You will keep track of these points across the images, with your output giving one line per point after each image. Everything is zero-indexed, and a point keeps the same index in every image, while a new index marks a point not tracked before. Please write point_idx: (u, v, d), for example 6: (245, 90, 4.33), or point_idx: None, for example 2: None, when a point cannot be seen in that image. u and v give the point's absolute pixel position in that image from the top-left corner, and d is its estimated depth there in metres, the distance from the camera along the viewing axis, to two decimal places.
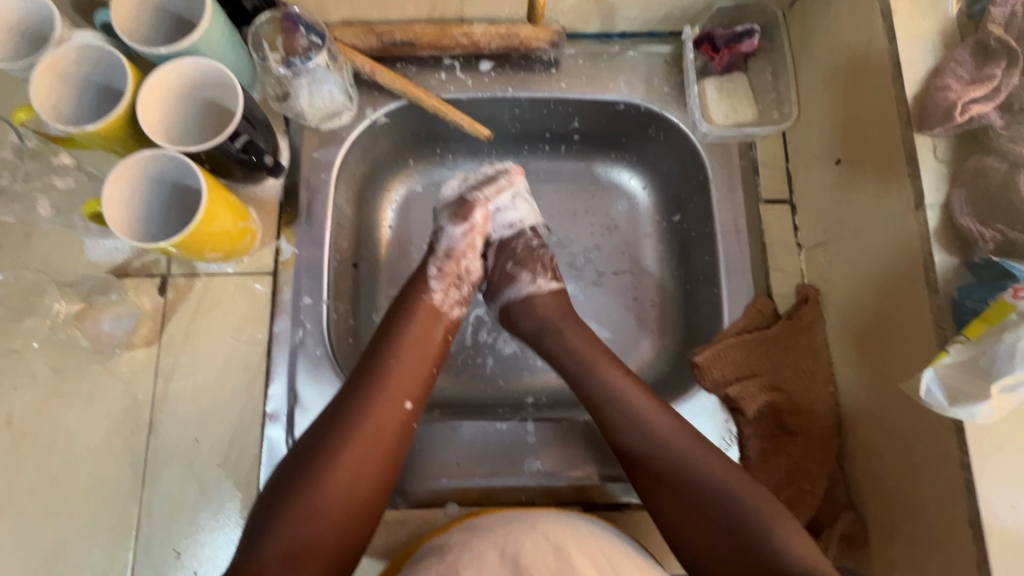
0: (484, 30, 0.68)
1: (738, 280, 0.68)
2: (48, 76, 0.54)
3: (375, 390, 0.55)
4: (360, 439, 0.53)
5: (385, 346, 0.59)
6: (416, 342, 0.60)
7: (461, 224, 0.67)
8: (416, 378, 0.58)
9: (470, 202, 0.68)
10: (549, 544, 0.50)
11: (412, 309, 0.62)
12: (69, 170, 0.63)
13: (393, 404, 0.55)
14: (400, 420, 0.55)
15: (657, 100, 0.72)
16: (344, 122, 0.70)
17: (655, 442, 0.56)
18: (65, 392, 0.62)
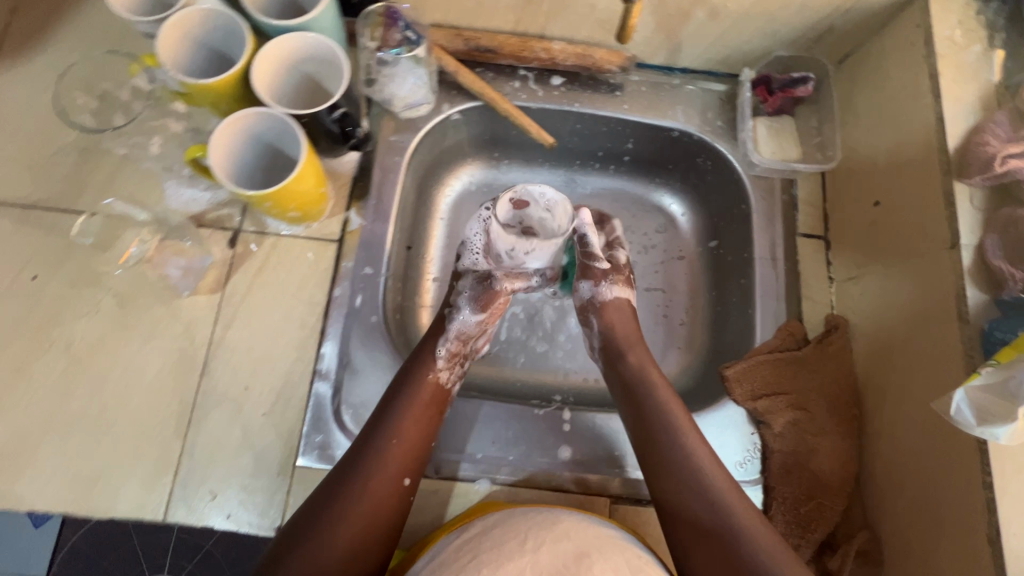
0: (563, 47, 0.74)
1: (772, 304, 0.72)
2: (173, 32, 0.59)
3: (369, 465, 0.56)
4: (355, 515, 0.53)
5: (385, 421, 0.59)
6: (415, 418, 0.60)
7: (479, 311, 0.69)
8: (414, 453, 0.59)
9: (495, 291, 0.70)
10: (572, 545, 0.52)
11: (415, 387, 0.62)
12: (180, 116, 0.71)
13: (390, 480, 0.56)
14: (391, 502, 0.56)
15: (710, 132, 0.78)
16: (422, 114, 0.75)
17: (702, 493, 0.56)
18: (126, 325, 0.64)
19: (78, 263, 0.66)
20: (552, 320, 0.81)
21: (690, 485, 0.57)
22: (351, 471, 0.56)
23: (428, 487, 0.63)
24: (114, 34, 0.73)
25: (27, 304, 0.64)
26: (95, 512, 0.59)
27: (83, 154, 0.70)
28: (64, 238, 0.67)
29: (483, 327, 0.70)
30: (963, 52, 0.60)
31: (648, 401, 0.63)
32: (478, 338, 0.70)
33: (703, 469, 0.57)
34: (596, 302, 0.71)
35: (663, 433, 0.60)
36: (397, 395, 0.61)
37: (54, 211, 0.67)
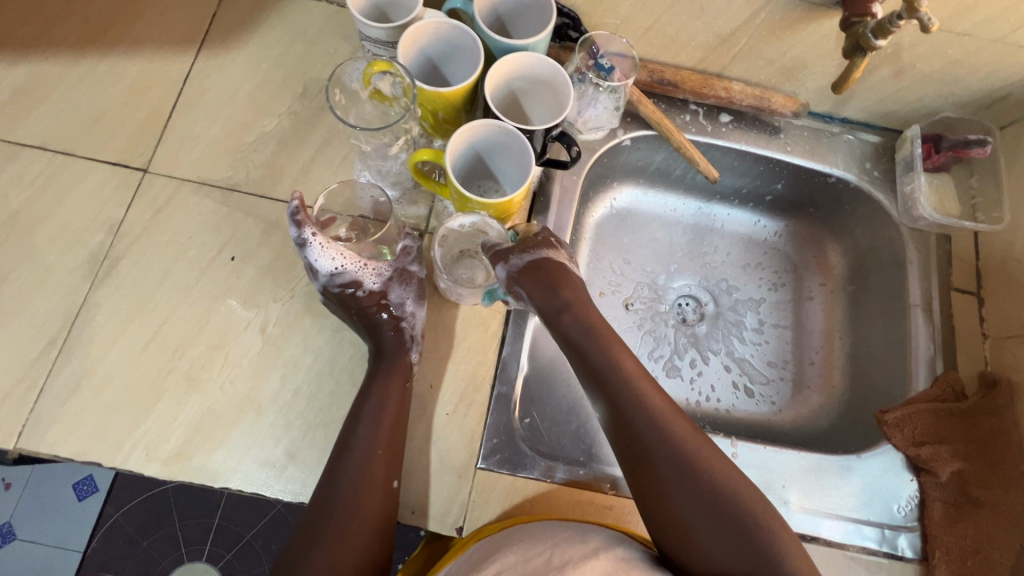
0: (742, 88, 0.77)
1: (927, 354, 0.73)
2: (409, 42, 0.63)
3: (352, 486, 0.56)
4: (346, 537, 0.54)
5: (358, 431, 0.58)
6: (388, 415, 0.59)
7: (405, 309, 0.65)
8: (390, 462, 0.58)
9: (399, 301, 0.65)
10: (602, 563, 0.52)
11: (384, 394, 0.60)
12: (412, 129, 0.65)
13: (373, 497, 0.56)
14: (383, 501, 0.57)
15: (867, 181, 0.81)
16: (600, 137, 0.78)
17: (717, 533, 0.54)
18: (316, 313, 0.66)
19: (273, 248, 0.68)
20: (682, 347, 0.87)
21: (697, 496, 0.56)
22: (339, 481, 0.56)
23: (602, 502, 0.63)
24: (316, 33, 0.77)
25: (226, 282, 0.66)
26: (285, 494, 0.60)
27: (280, 145, 0.72)
28: (262, 222, 0.69)
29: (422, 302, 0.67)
30: None
31: (639, 425, 0.59)
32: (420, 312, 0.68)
33: (726, 500, 0.56)
34: (537, 274, 0.64)
35: (664, 445, 0.58)
36: (373, 384, 0.60)
37: (254, 196, 0.70)
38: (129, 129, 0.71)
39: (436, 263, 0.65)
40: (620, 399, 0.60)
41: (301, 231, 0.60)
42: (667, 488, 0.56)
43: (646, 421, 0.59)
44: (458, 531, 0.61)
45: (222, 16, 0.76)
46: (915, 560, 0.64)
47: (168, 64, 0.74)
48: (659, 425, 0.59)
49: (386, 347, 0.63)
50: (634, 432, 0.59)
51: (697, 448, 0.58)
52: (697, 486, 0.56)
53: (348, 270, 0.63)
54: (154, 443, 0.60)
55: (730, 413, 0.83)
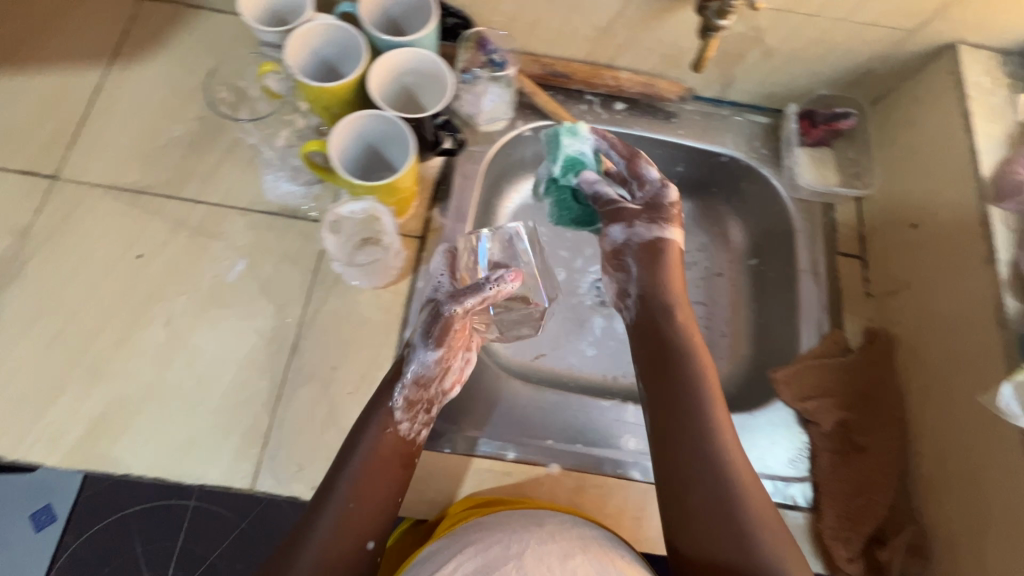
0: (629, 77, 0.82)
1: (814, 315, 0.77)
2: (298, 42, 0.67)
3: (320, 529, 0.55)
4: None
5: (349, 464, 0.59)
6: (377, 479, 0.59)
7: (434, 348, 0.62)
8: (371, 513, 0.57)
9: (440, 327, 0.62)
10: (559, 547, 0.52)
11: (375, 444, 0.60)
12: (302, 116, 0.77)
13: (349, 543, 0.55)
14: (356, 558, 0.55)
15: (756, 159, 0.86)
16: (499, 128, 0.82)
17: (727, 517, 0.56)
18: (222, 304, 0.69)
19: (181, 245, 0.71)
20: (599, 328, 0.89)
21: (716, 498, 0.57)
22: (315, 521, 0.56)
23: (500, 469, 0.66)
24: (226, 43, 0.81)
25: (133, 280, 0.69)
26: (188, 478, 0.62)
27: (189, 148, 0.75)
28: (170, 221, 0.72)
29: (447, 366, 0.63)
30: (990, 96, 0.69)
31: (687, 405, 0.63)
32: (442, 378, 0.64)
33: (732, 483, 0.58)
34: (636, 248, 0.75)
35: (696, 443, 0.60)
36: (363, 433, 0.60)
37: (163, 197, 0.73)
38: (40, 139, 0.74)
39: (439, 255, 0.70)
40: (689, 378, 0.65)
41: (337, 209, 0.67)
42: (689, 456, 0.60)
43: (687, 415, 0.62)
44: None
45: (134, 31, 0.80)
46: (806, 509, 0.67)
47: (81, 77, 0.78)
48: (696, 418, 0.62)
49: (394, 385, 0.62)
50: (676, 404, 0.63)
51: (731, 437, 0.62)
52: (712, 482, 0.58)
53: (437, 279, 0.69)
54: (56, 435, 0.62)
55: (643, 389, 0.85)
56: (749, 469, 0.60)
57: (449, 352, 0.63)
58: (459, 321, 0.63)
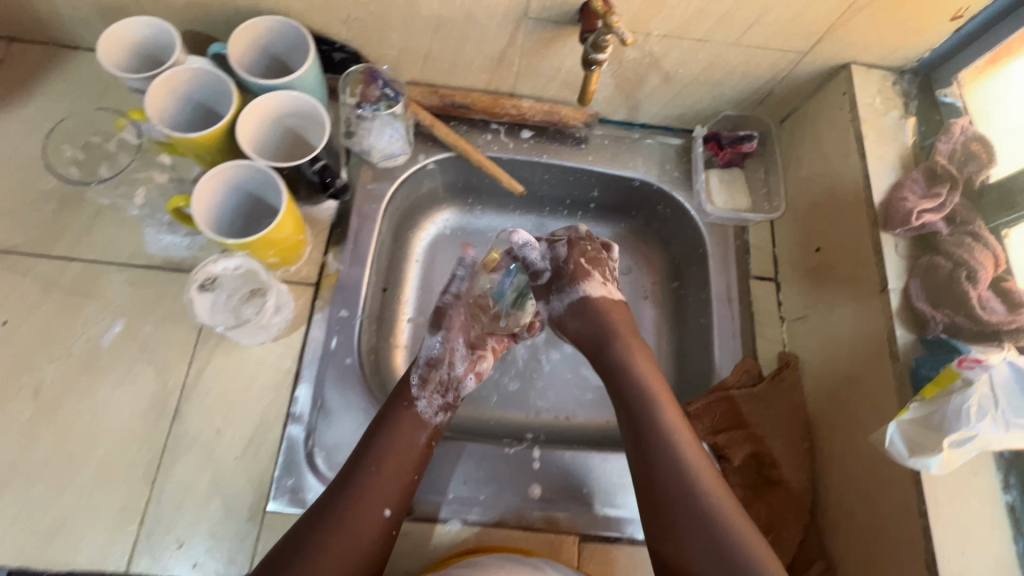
0: (531, 105, 0.80)
1: (728, 343, 0.75)
2: (162, 89, 0.63)
3: (346, 503, 0.57)
4: (337, 551, 0.54)
5: (372, 448, 0.61)
6: (400, 450, 0.62)
7: (439, 334, 0.72)
8: (402, 486, 0.60)
9: (444, 310, 0.73)
10: None
11: (394, 434, 0.62)
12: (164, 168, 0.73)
13: (372, 512, 0.57)
14: (378, 528, 0.57)
15: (668, 181, 0.83)
16: (399, 164, 0.80)
17: (708, 528, 0.54)
18: (97, 370, 0.65)
19: (51, 308, 0.66)
20: (522, 358, 0.88)
21: (693, 516, 0.55)
22: (341, 500, 0.57)
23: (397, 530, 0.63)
24: (103, 86, 0.76)
25: None
26: (54, 565, 0.57)
27: (62, 202, 0.71)
28: (40, 283, 0.67)
29: (452, 349, 0.71)
30: (883, 117, 0.68)
31: (642, 420, 0.62)
32: (451, 362, 0.71)
33: (706, 497, 0.56)
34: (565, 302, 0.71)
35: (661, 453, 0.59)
36: (380, 434, 0.62)
37: (31, 257, 0.68)
38: None
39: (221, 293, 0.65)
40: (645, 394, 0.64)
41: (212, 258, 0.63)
42: (659, 471, 0.58)
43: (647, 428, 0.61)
44: None
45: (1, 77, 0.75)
46: None
47: None
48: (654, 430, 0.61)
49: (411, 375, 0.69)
50: (636, 421, 0.62)
51: (694, 454, 0.59)
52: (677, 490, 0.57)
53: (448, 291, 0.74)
54: None
55: (569, 422, 0.84)
56: (722, 487, 0.58)
57: (450, 333, 0.72)
58: (455, 304, 0.73)
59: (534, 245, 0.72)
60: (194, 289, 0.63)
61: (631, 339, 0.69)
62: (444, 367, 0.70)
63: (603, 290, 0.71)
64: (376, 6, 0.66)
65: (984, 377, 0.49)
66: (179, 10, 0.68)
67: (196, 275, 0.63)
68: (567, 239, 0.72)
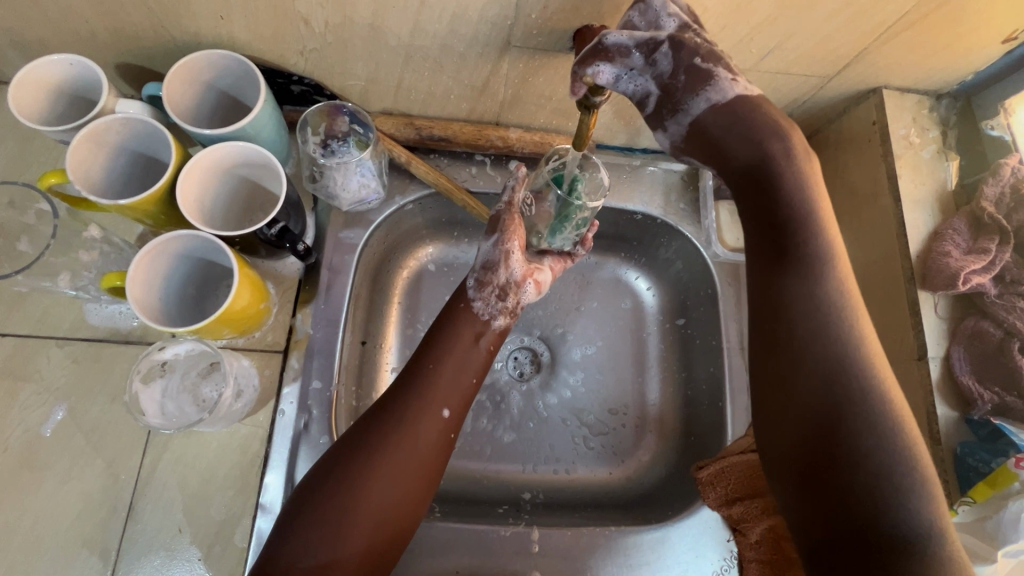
0: (520, 135, 0.71)
1: (740, 397, 0.69)
2: (87, 143, 0.53)
3: (409, 404, 0.56)
4: (396, 446, 0.53)
5: (432, 348, 0.60)
6: (459, 353, 0.61)
7: (494, 238, 0.63)
8: (461, 389, 0.59)
9: (499, 214, 0.63)
10: None
11: (456, 330, 0.62)
12: (97, 243, 0.60)
13: (432, 414, 0.56)
14: (438, 430, 0.56)
15: (673, 214, 0.76)
16: (372, 206, 0.71)
17: (852, 376, 0.44)
18: (38, 464, 0.57)
19: None
20: (517, 407, 0.79)
21: (824, 364, 0.45)
22: (395, 400, 0.56)
23: None
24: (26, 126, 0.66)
25: None
26: None
27: None
28: None
29: (506, 253, 0.62)
30: (919, 152, 0.60)
31: (789, 243, 0.48)
32: (508, 265, 0.63)
33: (852, 352, 0.45)
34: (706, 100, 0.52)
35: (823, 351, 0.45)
36: (441, 327, 0.62)
37: None
38: None
39: (172, 382, 0.57)
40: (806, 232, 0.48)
41: (156, 345, 0.55)
42: (793, 310, 0.47)
43: (803, 278, 0.47)
44: None
45: None
46: None
47: None
48: (819, 306, 0.46)
49: (468, 279, 0.65)
50: (780, 242, 0.49)
51: (851, 295, 0.48)
52: (835, 393, 0.44)
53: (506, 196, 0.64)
54: None
55: (569, 477, 0.76)
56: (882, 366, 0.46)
57: (506, 236, 0.62)
58: (509, 210, 0.63)
59: (619, 62, 0.50)
60: (138, 382, 0.55)
61: (789, 130, 0.50)
62: (502, 272, 0.63)
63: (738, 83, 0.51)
64: (334, 36, 0.57)
65: None
66: (105, 43, 0.58)
67: (140, 365, 0.55)
68: (670, 37, 0.49)
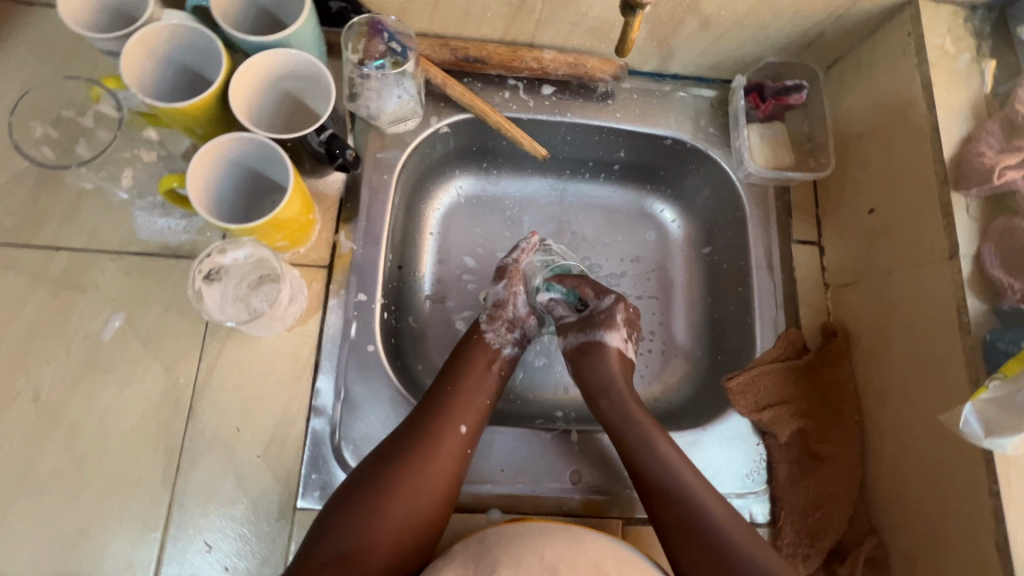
0: (554, 56, 0.72)
1: (770, 313, 0.71)
2: (138, 50, 0.54)
3: (434, 419, 0.60)
4: (420, 462, 0.57)
5: (450, 374, 0.66)
6: (474, 377, 0.66)
7: (504, 279, 0.73)
8: (478, 409, 0.63)
9: (507, 263, 0.74)
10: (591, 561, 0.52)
11: (469, 362, 0.67)
12: (153, 144, 0.65)
13: (452, 430, 0.60)
14: (456, 446, 0.60)
15: (703, 139, 0.77)
16: (410, 128, 0.72)
17: (689, 501, 0.57)
18: (99, 369, 0.60)
19: (41, 303, 0.60)
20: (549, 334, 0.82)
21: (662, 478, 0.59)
22: (420, 416, 0.61)
23: None
24: (68, 45, 0.66)
25: None
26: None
27: (40, 184, 0.63)
28: (25, 277, 0.61)
29: (514, 292, 0.72)
30: (955, 60, 0.60)
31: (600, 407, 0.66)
32: (515, 303, 0.72)
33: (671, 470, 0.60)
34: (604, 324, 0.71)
35: (678, 493, 0.58)
36: (457, 359, 0.68)
37: (11, 248, 0.61)
38: None
39: (231, 280, 0.60)
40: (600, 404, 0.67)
41: (211, 245, 0.57)
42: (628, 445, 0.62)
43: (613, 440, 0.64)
44: None
45: None
46: (764, 525, 0.63)
47: None
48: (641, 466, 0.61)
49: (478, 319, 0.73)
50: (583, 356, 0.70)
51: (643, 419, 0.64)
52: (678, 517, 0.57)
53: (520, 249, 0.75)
54: None
55: None
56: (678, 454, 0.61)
57: (512, 281, 0.73)
58: (515, 262, 0.74)
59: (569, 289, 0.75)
60: (199, 281, 0.57)
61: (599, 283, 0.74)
62: (511, 308, 0.72)
63: (620, 344, 0.70)
64: None
65: None
66: None
67: (200, 265, 0.57)
68: None
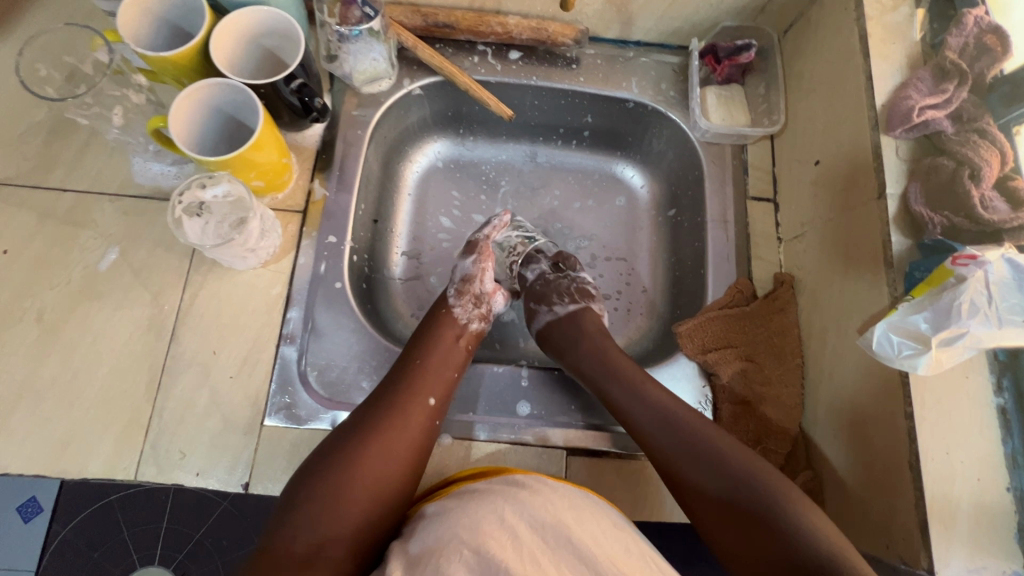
0: (518, 22, 0.77)
1: (722, 264, 0.74)
2: (134, 9, 0.61)
3: (401, 392, 0.61)
4: (389, 432, 0.58)
5: (416, 348, 0.67)
6: (443, 351, 0.67)
7: (473, 255, 0.76)
8: (445, 381, 0.65)
9: (478, 240, 0.77)
10: (552, 515, 0.51)
11: (438, 337, 0.68)
12: (143, 88, 0.67)
13: (419, 402, 0.61)
14: (425, 417, 0.61)
15: (663, 101, 0.80)
16: (384, 88, 0.78)
17: (656, 410, 0.60)
18: (96, 295, 0.66)
19: (47, 237, 0.68)
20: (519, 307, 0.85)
21: (630, 394, 0.62)
22: (387, 389, 0.62)
23: None
24: (81, 12, 0.74)
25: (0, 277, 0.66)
26: (70, 475, 0.61)
27: (51, 134, 0.71)
28: (34, 213, 0.68)
29: (482, 268, 0.75)
30: (891, 13, 0.63)
31: (583, 362, 0.68)
32: (483, 278, 0.75)
33: (637, 384, 0.63)
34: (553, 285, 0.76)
35: (643, 408, 0.61)
36: (425, 335, 0.69)
37: (23, 188, 0.69)
38: None
39: (211, 214, 0.66)
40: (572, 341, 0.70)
41: (193, 180, 0.64)
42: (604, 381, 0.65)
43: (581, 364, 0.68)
44: (244, 487, 0.62)
45: None
46: None
47: None
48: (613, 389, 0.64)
49: (446, 291, 0.75)
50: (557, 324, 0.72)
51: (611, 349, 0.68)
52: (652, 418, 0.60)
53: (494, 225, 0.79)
54: None
55: None
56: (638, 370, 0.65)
57: (481, 256, 0.76)
58: (486, 238, 0.77)
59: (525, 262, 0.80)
60: (179, 212, 0.64)
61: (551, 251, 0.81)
62: (478, 282, 0.75)
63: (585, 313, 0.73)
64: None
65: (977, 274, 0.48)
66: None
67: (183, 197, 0.64)
68: None
